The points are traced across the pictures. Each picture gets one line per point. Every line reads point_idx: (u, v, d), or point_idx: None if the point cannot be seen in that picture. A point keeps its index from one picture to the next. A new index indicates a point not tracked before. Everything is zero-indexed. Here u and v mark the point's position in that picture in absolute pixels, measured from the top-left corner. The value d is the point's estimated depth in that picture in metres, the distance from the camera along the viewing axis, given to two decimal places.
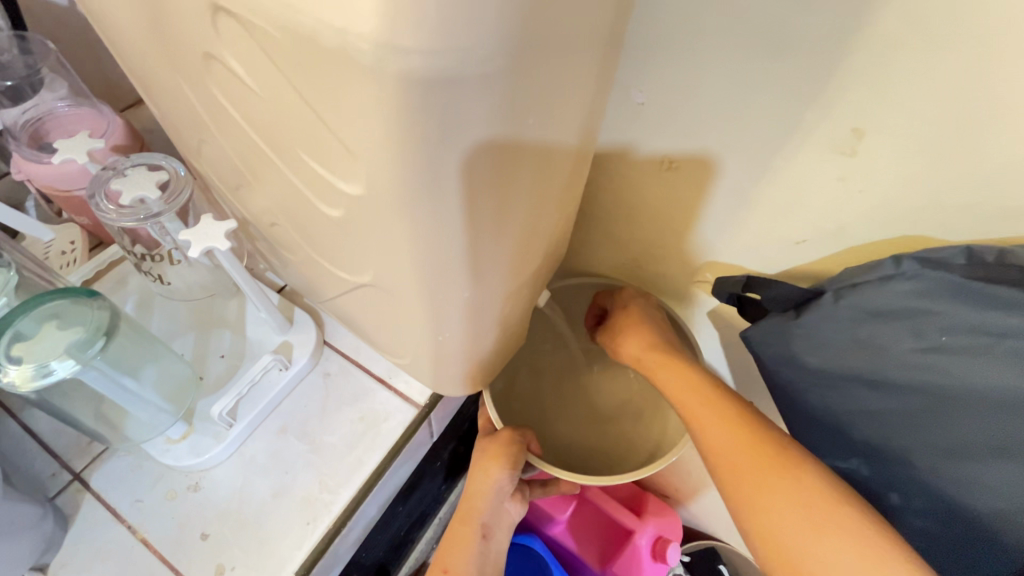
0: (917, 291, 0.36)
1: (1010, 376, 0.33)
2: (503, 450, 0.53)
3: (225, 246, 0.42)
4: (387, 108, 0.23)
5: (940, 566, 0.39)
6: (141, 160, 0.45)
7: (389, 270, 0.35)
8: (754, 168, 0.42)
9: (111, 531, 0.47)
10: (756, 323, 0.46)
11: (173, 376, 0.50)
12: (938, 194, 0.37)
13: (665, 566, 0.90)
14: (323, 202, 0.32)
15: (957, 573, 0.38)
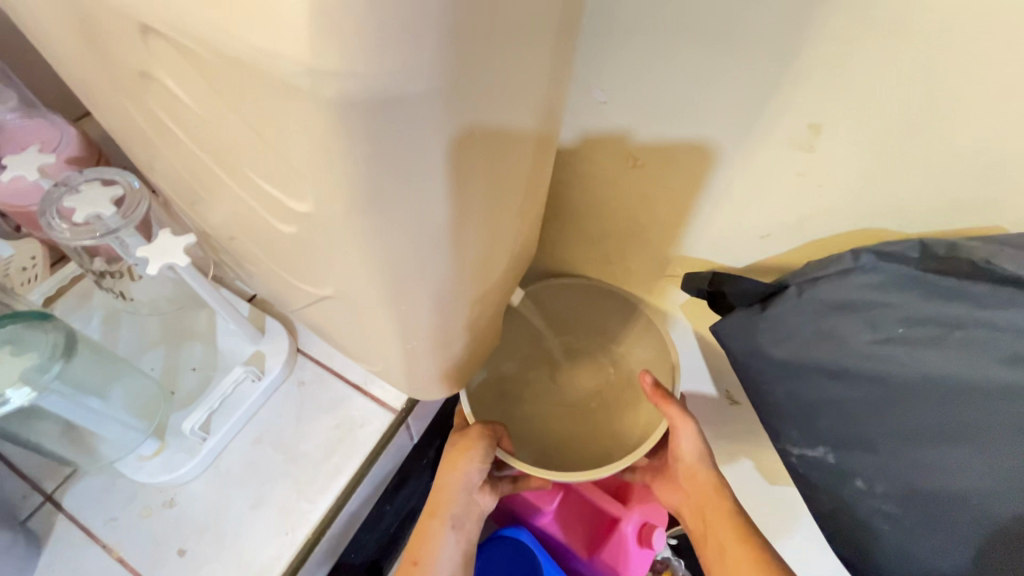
0: (875, 284, 0.37)
1: (963, 366, 0.34)
2: (471, 445, 0.54)
3: (185, 261, 0.41)
4: (326, 129, 0.22)
5: (908, 545, 0.41)
6: (94, 175, 0.44)
7: (351, 282, 0.35)
8: (716, 165, 0.43)
9: (86, 552, 0.47)
10: (726, 317, 0.47)
11: (139, 393, 0.49)
12: (893, 188, 0.37)
13: (651, 550, 0.93)
14: (277, 218, 0.31)
15: (922, 549, 0.40)
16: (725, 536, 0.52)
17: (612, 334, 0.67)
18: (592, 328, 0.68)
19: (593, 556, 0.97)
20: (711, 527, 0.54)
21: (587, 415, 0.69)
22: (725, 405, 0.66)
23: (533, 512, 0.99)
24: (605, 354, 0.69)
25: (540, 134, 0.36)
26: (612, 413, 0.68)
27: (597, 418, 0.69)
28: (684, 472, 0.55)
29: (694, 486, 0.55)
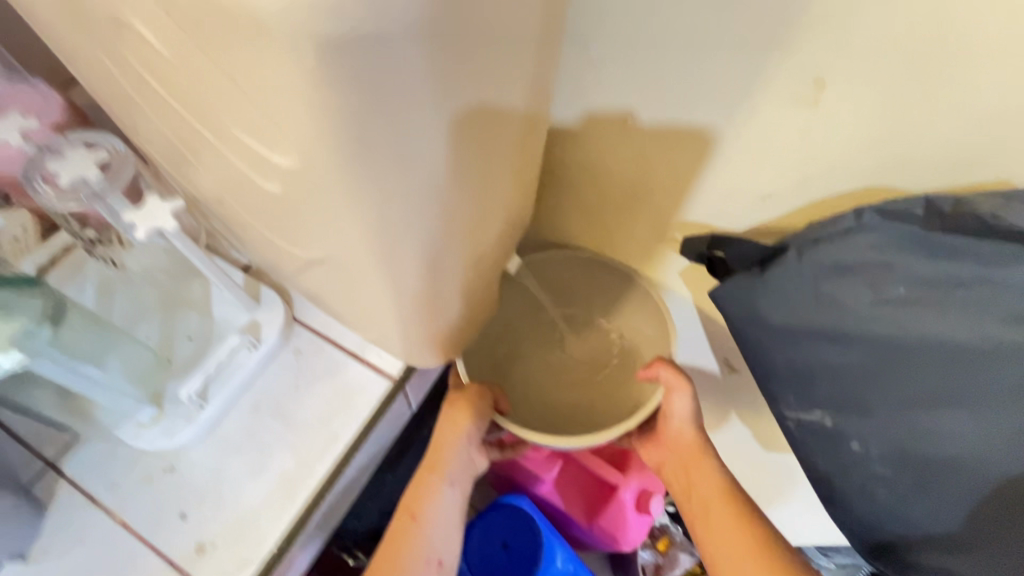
0: (877, 245, 0.36)
1: (964, 327, 0.34)
2: (473, 404, 0.54)
3: (172, 225, 0.40)
4: (302, 73, 0.21)
5: (902, 509, 0.41)
6: (78, 139, 0.43)
7: (341, 245, 0.34)
8: (716, 124, 0.41)
9: (90, 516, 0.47)
10: (724, 282, 0.46)
11: (139, 362, 0.49)
12: (898, 145, 0.36)
13: (649, 516, 0.96)
14: (261, 176, 0.30)
15: (917, 509, 0.40)
16: (710, 497, 0.53)
17: (607, 306, 0.65)
18: (588, 298, 0.66)
19: (591, 522, 0.98)
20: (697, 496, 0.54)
21: (583, 385, 0.69)
22: (722, 372, 0.67)
23: (534, 480, 0.99)
24: (600, 326, 0.67)
25: (532, 88, 0.35)
26: (608, 384, 0.68)
27: (593, 388, 0.68)
28: (672, 444, 0.56)
29: (681, 447, 0.55)
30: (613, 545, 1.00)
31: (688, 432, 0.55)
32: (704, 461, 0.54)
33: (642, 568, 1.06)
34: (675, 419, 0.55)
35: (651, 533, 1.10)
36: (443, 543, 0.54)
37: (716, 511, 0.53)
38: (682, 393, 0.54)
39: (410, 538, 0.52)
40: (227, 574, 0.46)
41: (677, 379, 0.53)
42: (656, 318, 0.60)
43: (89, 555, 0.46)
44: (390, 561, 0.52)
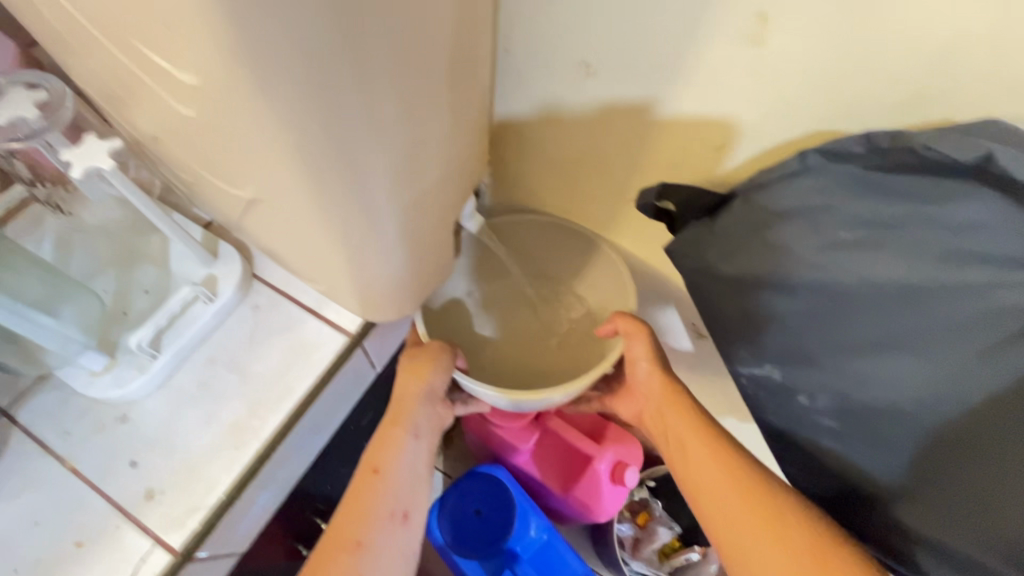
0: (818, 188, 0.36)
1: (897, 267, 0.34)
2: (434, 357, 0.52)
3: (110, 165, 0.40)
4: None
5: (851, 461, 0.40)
6: (19, 79, 0.42)
7: (269, 177, 0.33)
8: (665, 67, 0.41)
9: (41, 462, 0.47)
10: (680, 236, 0.45)
11: (87, 311, 0.49)
12: (845, 84, 0.35)
13: (623, 488, 0.94)
14: (177, 99, 0.30)
15: (866, 459, 0.39)
16: (688, 437, 0.50)
17: (575, 271, 0.65)
18: (556, 264, 0.66)
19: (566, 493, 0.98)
20: (676, 438, 0.51)
21: (547, 352, 0.68)
22: (690, 336, 0.66)
23: (509, 451, 0.99)
24: (566, 293, 0.67)
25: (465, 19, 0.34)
26: (572, 351, 0.67)
27: (558, 355, 0.68)
28: (646, 386, 0.54)
29: (651, 392, 0.54)
30: (589, 516, 1.01)
31: (656, 376, 0.53)
32: (678, 401, 0.52)
33: (620, 540, 1.07)
34: (638, 365, 0.54)
35: (631, 506, 1.10)
36: (409, 495, 0.51)
37: (698, 453, 0.49)
38: (641, 338, 0.54)
39: (373, 489, 0.49)
40: (174, 520, 0.46)
41: (630, 324, 0.54)
42: (619, 278, 0.60)
43: (38, 501, 0.46)
44: (353, 513, 0.48)
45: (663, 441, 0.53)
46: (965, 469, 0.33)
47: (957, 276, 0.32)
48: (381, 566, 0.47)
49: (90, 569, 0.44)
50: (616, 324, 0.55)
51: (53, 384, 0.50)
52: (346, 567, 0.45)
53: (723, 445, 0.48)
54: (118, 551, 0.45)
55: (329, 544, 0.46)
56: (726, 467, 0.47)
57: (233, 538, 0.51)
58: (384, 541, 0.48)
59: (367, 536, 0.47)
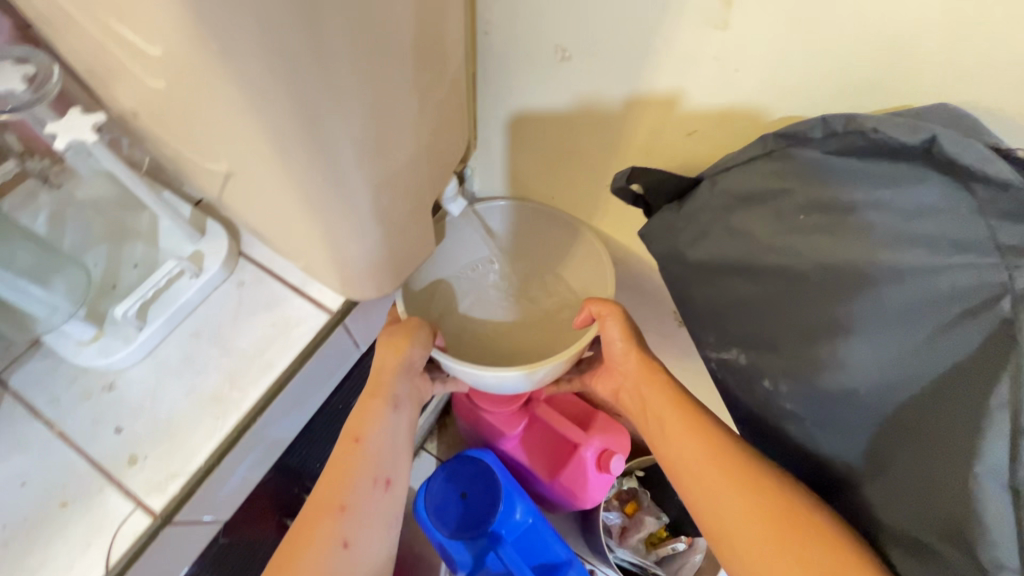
0: (778, 171, 0.37)
1: (849, 251, 0.34)
2: (412, 332, 0.53)
3: (94, 139, 0.41)
4: None
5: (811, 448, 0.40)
6: (9, 53, 0.43)
7: (239, 151, 0.34)
8: (637, 51, 0.41)
9: (31, 427, 0.49)
10: (652, 220, 0.46)
11: (74, 279, 0.50)
12: (808, 70, 0.36)
13: (609, 475, 0.95)
14: (148, 72, 0.31)
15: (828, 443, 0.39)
16: (665, 412, 0.51)
17: (557, 257, 0.67)
18: (540, 250, 0.68)
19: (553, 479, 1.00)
20: (654, 414, 0.52)
21: (530, 337, 0.69)
22: (671, 324, 0.67)
23: (497, 436, 1.00)
24: (549, 277, 0.69)
25: None
26: (553, 336, 0.68)
27: (540, 339, 0.68)
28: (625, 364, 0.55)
29: (628, 370, 0.55)
30: (574, 503, 1.02)
31: (632, 354, 0.55)
32: (655, 379, 0.53)
33: (607, 528, 1.08)
34: (613, 346, 0.55)
35: (620, 495, 1.11)
36: (392, 462, 0.52)
37: (675, 428, 0.49)
38: (614, 319, 0.54)
39: (354, 458, 0.49)
40: (154, 486, 0.47)
41: (601, 306, 0.55)
42: (599, 263, 0.62)
43: (27, 463, 0.48)
44: (334, 480, 0.48)
45: (642, 418, 0.54)
46: (911, 452, 0.34)
47: (906, 259, 0.33)
48: (363, 528, 0.48)
49: (73, 530, 0.46)
50: (591, 310, 0.55)
51: (43, 352, 0.52)
52: (330, 531, 0.46)
53: (699, 420, 0.49)
54: (99, 514, 0.46)
55: (312, 511, 0.47)
56: (700, 440, 0.47)
57: (212, 506, 0.53)
58: (366, 506, 0.49)
59: (350, 501, 0.48)
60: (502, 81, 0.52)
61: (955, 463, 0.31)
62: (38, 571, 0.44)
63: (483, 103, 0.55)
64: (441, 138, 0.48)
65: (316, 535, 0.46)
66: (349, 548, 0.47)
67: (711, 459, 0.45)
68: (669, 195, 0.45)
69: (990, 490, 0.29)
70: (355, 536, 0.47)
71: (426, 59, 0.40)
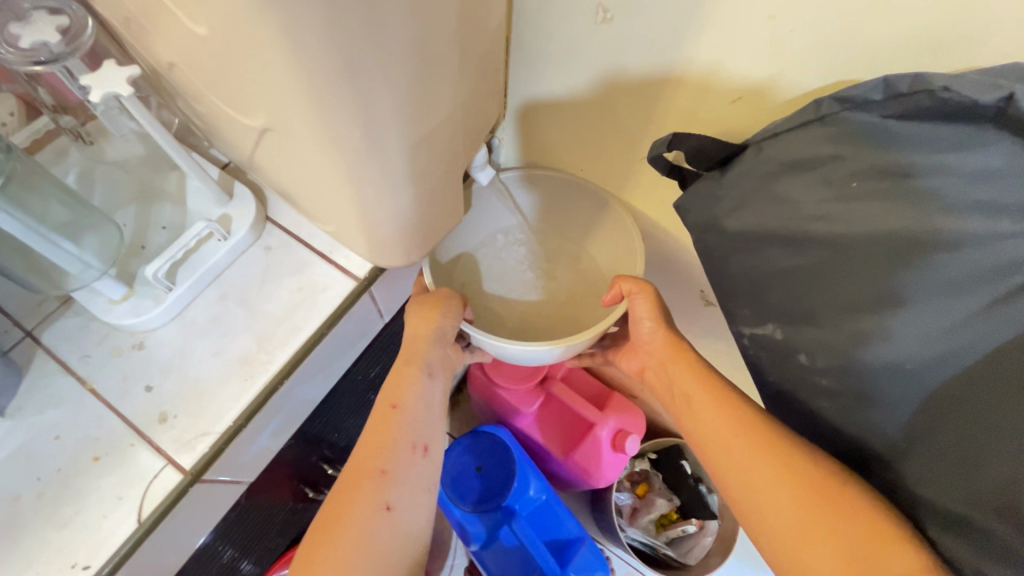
0: (830, 137, 0.36)
1: (898, 220, 0.34)
2: (443, 302, 0.54)
3: (129, 92, 0.41)
4: None
5: (849, 425, 0.39)
6: (41, 3, 0.43)
7: (277, 104, 0.33)
8: (686, 10, 0.40)
9: (63, 381, 0.50)
10: (688, 189, 0.46)
11: (109, 240, 0.49)
12: (868, 31, 0.34)
13: (624, 455, 0.94)
14: (190, 15, 0.30)
15: (867, 419, 0.38)
16: (693, 390, 0.50)
17: (584, 233, 0.67)
18: (568, 224, 0.68)
19: (566, 458, 0.99)
20: (679, 391, 0.52)
21: (555, 312, 0.68)
22: (697, 302, 0.66)
23: (513, 413, 1.01)
24: (576, 254, 0.69)
25: None
26: (579, 311, 0.67)
27: (566, 314, 0.68)
28: (652, 343, 0.55)
29: (655, 349, 0.55)
30: (588, 482, 1.02)
31: (660, 334, 0.55)
32: (683, 357, 0.52)
33: (619, 508, 1.09)
34: (641, 324, 0.55)
35: (631, 477, 1.12)
36: (428, 429, 0.52)
37: (704, 407, 0.49)
38: (644, 296, 0.55)
39: (392, 424, 0.50)
40: (184, 443, 0.48)
41: (632, 285, 0.55)
42: (627, 239, 0.61)
43: (59, 417, 0.49)
44: (373, 444, 0.49)
45: (668, 396, 0.53)
46: (954, 427, 0.33)
47: (964, 227, 0.31)
48: (405, 492, 0.48)
49: (105, 482, 0.46)
50: (620, 288, 0.56)
51: (74, 309, 0.53)
52: (372, 493, 0.47)
53: (730, 399, 0.48)
54: (131, 468, 0.47)
55: (352, 475, 0.47)
56: (731, 419, 0.46)
57: (238, 466, 0.53)
58: (405, 471, 0.49)
59: (391, 465, 0.48)
60: (537, 45, 0.50)
61: (1005, 436, 0.31)
62: (73, 521, 0.45)
63: (517, 68, 0.54)
64: (475, 100, 0.47)
65: (359, 498, 0.46)
66: (393, 511, 0.47)
67: (740, 436, 0.45)
68: (709, 163, 0.45)
69: None
70: (397, 500, 0.47)
71: (467, 15, 0.39)
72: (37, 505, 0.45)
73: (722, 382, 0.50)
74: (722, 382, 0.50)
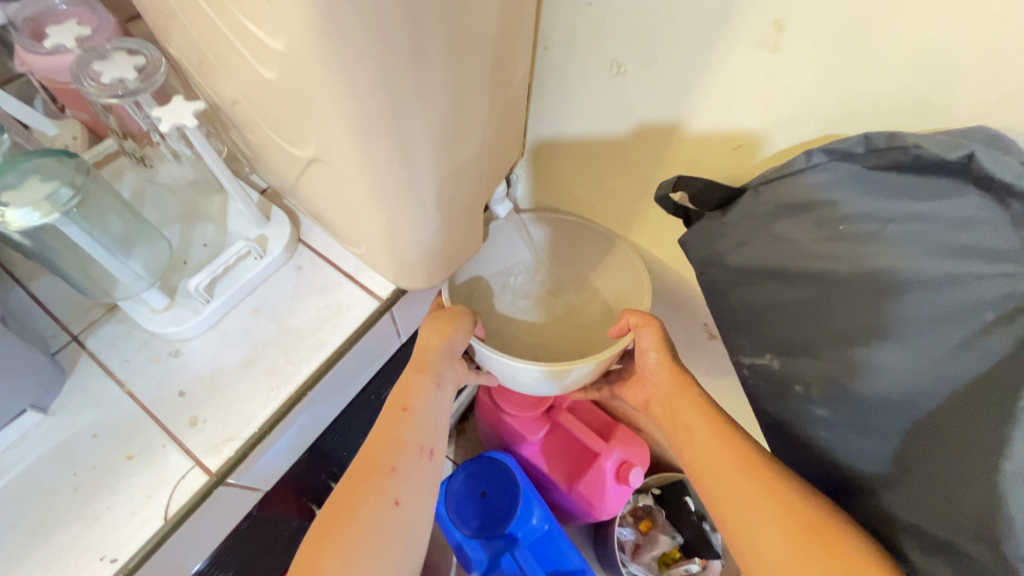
0: (824, 183, 0.39)
1: (885, 259, 0.37)
2: (455, 318, 0.58)
3: (193, 123, 0.46)
4: None
5: (845, 452, 0.41)
6: (122, 46, 0.49)
7: (326, 141, 0.38)
8: (691, 69, 0.44)
9: (103, 383, 0.53)
10: (692, 228, 0.50)
11: (157, 255, 0.53)
12: (851, 92, 0.38)
13: (627, 487, 0.94)
14: (261, 63, 0.34)
15: (858, 445, 0.40)
16: (695, 421, 0.53)
17: (591, 265, 0.71)
18: (576, 258, 0.72)
19: (570, 488, 1.00)
20: (681, 420, 0.55)
21: (565, 338, 0.73)
22: (701, 335, 0.69)
23: (518, 440, 1.02)
24: (583, 285, 0.73)
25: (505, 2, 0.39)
26: (586, 337, 0.72)
27: (574, 340, 0.72)
28: (658, 375, 0.58)
29: (661, 380, 0.58)
30: (592, 512, 1.02)
31: (665, 365, 0.57)
32: (686, 390, 0.55)
33: (620, 543, 1.08)
34: (646, 358, 0.58)
35: (633, 512, 1.11)
36: (434, 433, 0.55)
37: (703, 438, 0.51)
38: (650, 330, 0.58)
39: (402, 425, 0.53)
40: (211, 447, 0.51)
41: (639, 318, 0.58)
42: (633, 266, 0.64)
43: (97, 416, 0.52)
44: (384, 442, 0.51)
45: (671, 428, 0.56)
46: (940, 454, 0.35)
47: (941, 267, 0.35)
48: (413, 489, 0.51)
49: (136, 480, 0.49)
50: (627, 321, 0.58)
51: (118, 316, 0.57)
52: (383, 487, 0.49)
53: (728, 433, 0.51)
54: (161, 468, 0.50)
55: (363, 468, 0.50)
56: (728, 450, 0.49)
57: (258, 470, 0.56)
58: (414, 470, 0.52)
59: (400, 462, 0.51)
60: (557, 93, 0.56)
61: (984, 464, 0.32)
62: (104, 515, 0.47)
63: (537, 112, 0.59)
64: (498, 140, 0.52)
65: (370, 491, 0.48)
66: (400, 506, 0.49)
67: (736, 470, 0.47)
68: (711, 203, 0.48)
69: (1016, 487, 0.31)
70: (405, 496, 0.50)
71: (496, 66, 0.44)
72: (73, 498, 0.48)
73: (722, 416, 0.53)
74: (721, 415, 0.53)
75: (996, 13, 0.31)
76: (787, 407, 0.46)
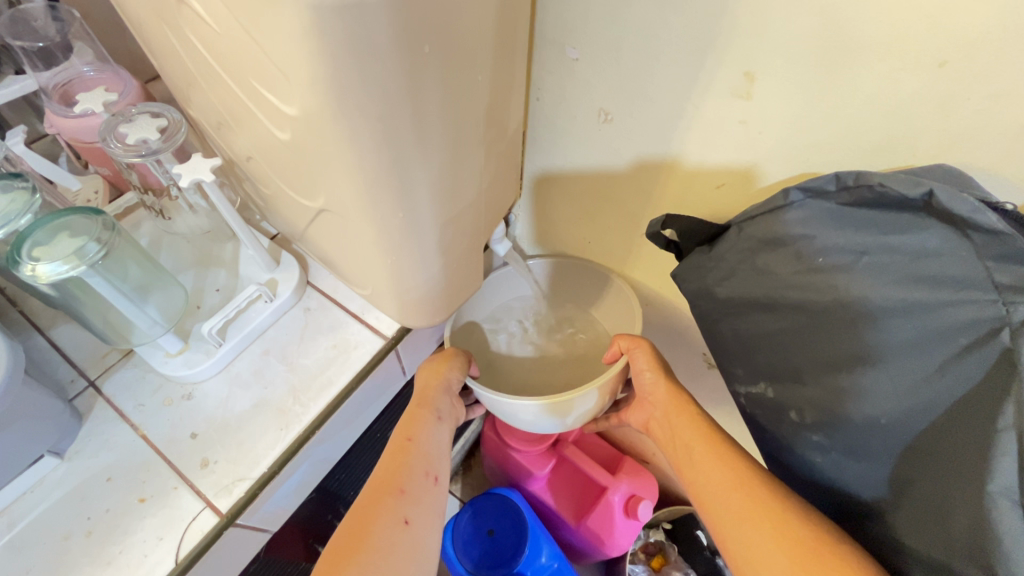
0: (802, 219, 0.42)
1: (865, 289, 0.39)
2: (450, 358, 0.64)
3: (210, 178, 0.49)
4: (294, 39, 0.28)
5: (844, 477, 0.43)
6: (145, 109, 0.53)
7: (334, 192, 0.41)
8: (675, 116, 0.48)
9: (118, 428, 0.55)
10: (682, 261, 0.52)
11: (174, 301, 0.56)
12: (821, 135, 0.41)
13: (637, 521, 0.92)
14: (275, 126, 0.37)
15: (854, 467, 0.42)
16: (693, 439, 0.53)
17: (591, 300, 0.75)
18: (573, 289, 0.76)
19: (579, 523, 0.99)
20: (676, 436, 0.55)
21: (575, 373, 0.74)
22: (700, 364, 0.71)
23: (525, 476, 1.01)
24: (584, 319, 0.78)
25: (496, 62, 0.43)
26: (592, 371, 0.73)
27: (582, 373, 0.74)
28: (656, 392, 0.59)
29: (658, 399, 0.59)
30: (601, 548, 1.00)
31: (661, 384, 0.59)
32: (684, 407, 0.56)
33: None
34: (642, 379, 0.60)
35: (644, 548, 1.08)
36: (438, 462, 0.56)
37: (702, 457, 0.51)
38: (641, 350, 0.61)
39: (408, 454, 0.55)
40: (221, 487, 0.52)
41: (629, 341, 0.62)
42: (628, 300, 0.68)
43: (112, 459, 0.53)
44: (393, 468, 0.53)
45: (670, 447, 0.56)
46: (930, 475, 0.37)
47: (915, 296, 0.37)
48: (422, 512, 0.51)
49: (149, 523, 0.50)
50: (618, 345, 0.62)
51: (133, 361, 0.59)
52: (393, 509, 0.50)
53: (729, 449, 0.51)
54: (173, 510, 0.51)
55: (374, 492, 0.51)
56: (728, 465, 0.49)
57: (266, 511, 0.56)
58: (421, 494, 0.52)
59: (408, 485, 0.52)
60: (550, 139, 0.59)
61: (969, 482, 0.34)
62: (116, 558, 0.48)
63: (531, 156, 0.63)
64: (496, 183, 0.55)
65: (382, 512, 0.49)
66: (410, 525, 0.50)
67: (735, 486, 0.47)
68: (698, 238, 0.50)
69: (1000, 506, 0.32)
70: (415, 517, 0.50)
71: (492, 118, 0.47)
72: (86, 543, 0.49)
73: (721, 432, 0.53)
74: (722, 432, 0.53)
75: (941, 65, 0.34)
76: (784, 434, 0.47)
